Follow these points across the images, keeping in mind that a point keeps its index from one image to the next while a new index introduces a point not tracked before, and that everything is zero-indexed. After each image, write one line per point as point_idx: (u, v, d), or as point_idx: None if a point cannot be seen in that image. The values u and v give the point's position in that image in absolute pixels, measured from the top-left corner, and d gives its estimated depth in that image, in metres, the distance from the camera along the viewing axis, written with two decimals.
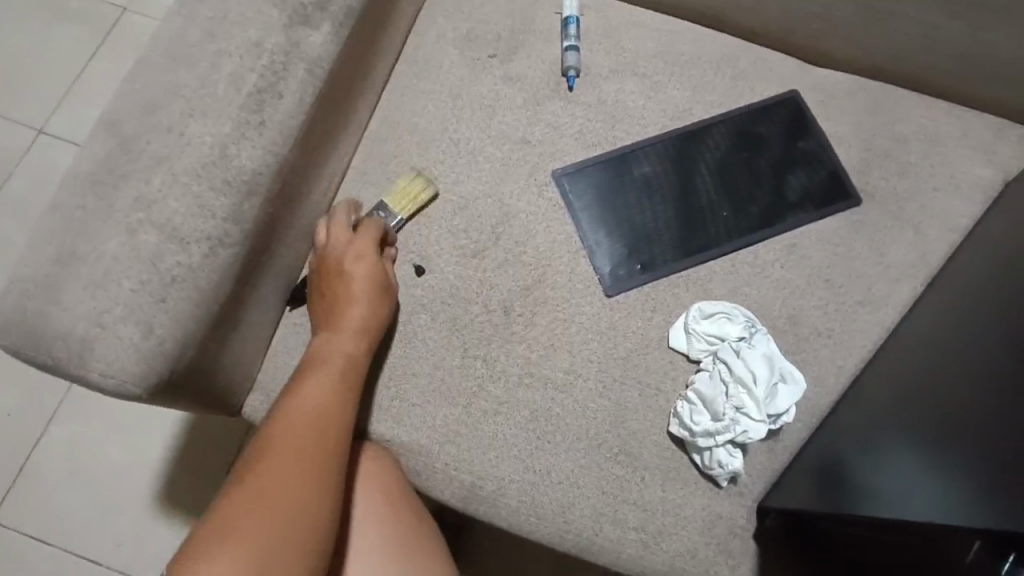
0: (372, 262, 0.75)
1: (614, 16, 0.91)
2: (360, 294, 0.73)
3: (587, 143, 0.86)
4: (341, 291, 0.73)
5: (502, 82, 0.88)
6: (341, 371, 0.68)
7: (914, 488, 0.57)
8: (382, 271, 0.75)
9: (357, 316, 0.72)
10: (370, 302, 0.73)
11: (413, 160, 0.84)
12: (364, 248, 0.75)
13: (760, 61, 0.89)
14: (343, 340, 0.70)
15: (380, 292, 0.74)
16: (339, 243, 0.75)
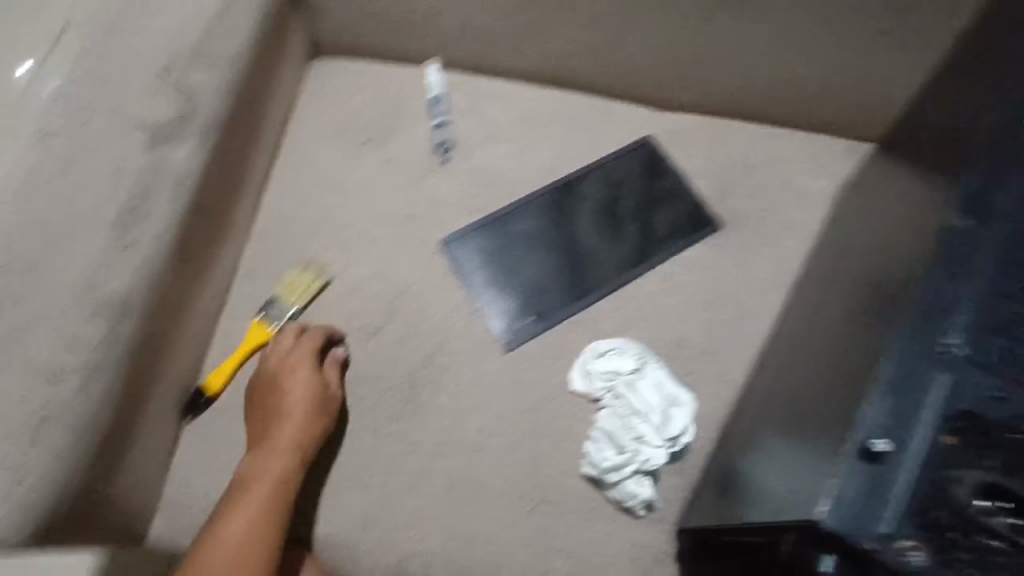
0: (312, 376, 0.77)
1: (480, 90, 0.97)
2: (296, 410, 0.74)
3: (469, 209, 0.91)
4: (279, 407, 0.74)
5: (378, 165, 0.93)
6: (270, 492, 0.69)
7: (767, 484, 0.60)
8: (324, 384, 0.77)
9: (292, 432, 0.73)
10: (306, 417, 0.74)
11: (302, 252, 0.87)
12: (303, 362, 0.77)
13: (615, 112, 0.97)
14: (276, 455, 0.71)
15: (321, 404, 0.76)
16: (280, 357, 0.77)
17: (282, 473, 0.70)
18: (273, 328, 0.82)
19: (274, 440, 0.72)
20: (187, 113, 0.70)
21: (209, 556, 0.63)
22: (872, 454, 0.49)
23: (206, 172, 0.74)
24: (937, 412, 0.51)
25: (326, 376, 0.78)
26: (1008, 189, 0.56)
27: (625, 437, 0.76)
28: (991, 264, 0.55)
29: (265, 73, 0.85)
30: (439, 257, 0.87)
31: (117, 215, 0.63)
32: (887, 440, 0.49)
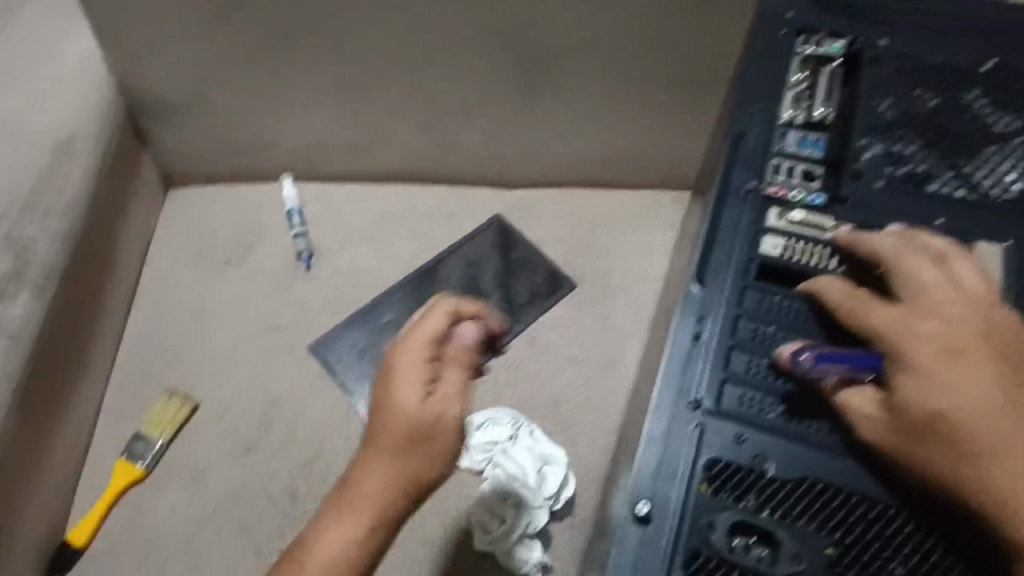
0: (419, 401, 0.52)
1: (333, 197, 1.04)
2: (388, 447, 0.52)
3: (335, 310, 0.94)
4: (393, 434, 0.52)
5: (241, 283, 0.95)
6: (340, 563, 0.53)
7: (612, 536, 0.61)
8: (438, 414, 0.52)
9: (380, 482, 0.52)
10: (403, 462, 0.52)
11: (168, 382, 0.89)
12: (421, 376, 0.53)
13: (465, 199, 1.06)
14: (354, 509, 0.53)
15: (425, 445, 0.52)
16: (391, 360, 0.54)
17: (358, 542, 0.53)
18: (142, 467, 0.84)
19: (363, 487, 0.53)
20: (21, 266, 0.72)
21: None
22: (640, 517, 0.50)
23: (48, 324, 0.75)
24: (689, 470, 0.51)
25: (448, 398, 0.53)
26: (724, 239, 0.57)
27: (507, 506, 0.80)
28: (723, 317, 0.55)
29: (111, 215, 0.88)
30: (312, 357, 0.91)
31: None
32: (649, 501, 0.50)
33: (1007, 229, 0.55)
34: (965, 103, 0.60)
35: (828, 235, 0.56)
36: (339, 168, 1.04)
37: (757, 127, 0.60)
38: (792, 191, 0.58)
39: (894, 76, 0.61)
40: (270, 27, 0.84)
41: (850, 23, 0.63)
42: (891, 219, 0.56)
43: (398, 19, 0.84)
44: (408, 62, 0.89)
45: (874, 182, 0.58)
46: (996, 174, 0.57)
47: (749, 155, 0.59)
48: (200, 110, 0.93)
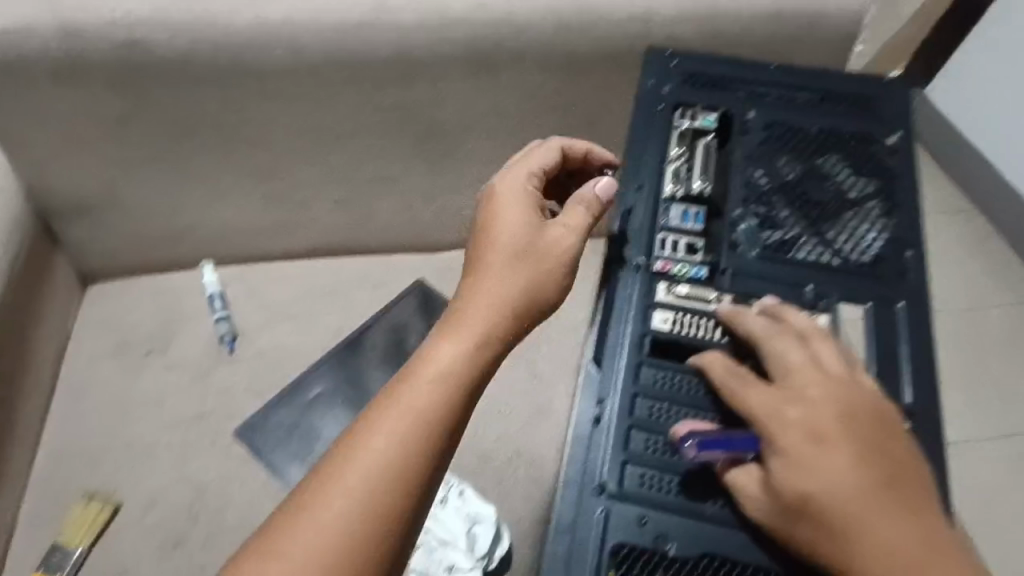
0: (531, 225, 0.59)
1: (255, 276, 1.05)
2: (499, 259, 0.57)
3: (259, 391, 0.94)
4: (512, 250, 0.58)
5: (161, 372, 0.94)
6: (451, 371, 0.51)
7: None
8: (552, 239, 0.59)
9: (496, 290, 0.56)
10: (518, 269, 0.57)
11: (87, 483, 0.87)
12: (530, 206, 0.60)
13: (389, 266, 1.08)
14: (473, 315, 0.54)
15: (539, 264, 0.58)
16: (499, 194, 0.61)
17: (468, 356, 0.52)
18: None
19: (476, 303, 0.55)
20: None
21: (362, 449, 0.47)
22: None
23: None
24: (597, 559, 0.52)
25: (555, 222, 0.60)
26: (619, 316, 0.59)
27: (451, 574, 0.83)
28: (622, 396, 0.56)
29: (22, 320, 0.88)
30: (239, 441, 0.90)
31: None
32: None
33: (868, 289, 0.59)
34: (823, 171, 0.65)
35: (712, 307, 0.59)
36: (258, 248, 1.05)
37: (642, 203, 0.63)
38: (678, 265, 0.60)
39: (761, 147, 0.65)
40: (172, 126, 0.89)
41: (717, 101, 0.67)
42: (765, 286, 0.60)
43: (294, 110, 0.90)
44: (311, 147, 0.95)
45: (748, 252, 0.61)
46: (855, 236, 0.62)
47: (636, 232, 0.62)
48: (112, 208, 0.95)
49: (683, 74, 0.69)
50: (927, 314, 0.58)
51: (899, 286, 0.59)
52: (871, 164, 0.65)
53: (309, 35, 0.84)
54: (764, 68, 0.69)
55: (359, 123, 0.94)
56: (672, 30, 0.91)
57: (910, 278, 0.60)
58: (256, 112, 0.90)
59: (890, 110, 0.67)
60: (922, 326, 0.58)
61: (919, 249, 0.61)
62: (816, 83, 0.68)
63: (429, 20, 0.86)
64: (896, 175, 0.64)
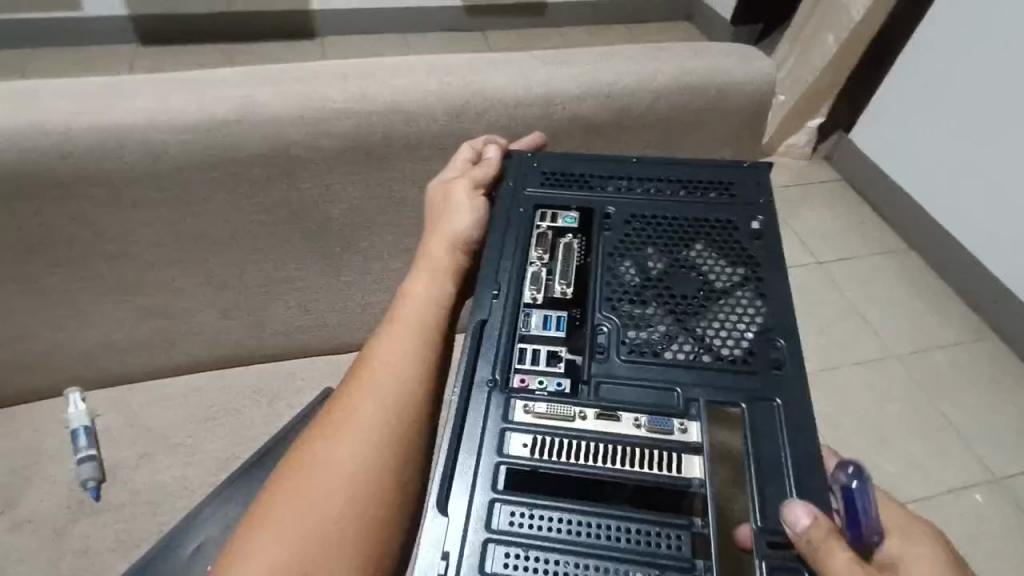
0: (444, 187, 0.71)
1: (134, 400, 0.92)
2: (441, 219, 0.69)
3: (130, 546, 0.79)
4: (433, 213, 0.71)
5: (12, 533, 0.79)
6: (420, 315, 0.62)
7: None
8: (455, 189, 0.70)
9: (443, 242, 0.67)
10: (455, 216, 0.68)
11: None
12: (452, 172, 0.73)
13: (291, 375, 0.96)
14: (431, 268, 0.66)
15: (446, 218, 0.69)
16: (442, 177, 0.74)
17: (433, 294, 0.63)
18: None
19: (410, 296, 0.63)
20: None
21: (354, 394, 0.56)
22: None
23: None
24: None
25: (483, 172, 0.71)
26: (465, 444, 0.50)
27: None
28: (469, 543, 0.46)
29: None
30: None
31: None
32: None
33: (743, 386, 0.53)
34: (687, 261, 0.62)
35: (578, 424, 0.52)
36: (139, 370, 0.94)
37: (501, 309, 0.58)
38: (537, 379, 0.55)
39: (624, 241, 0.64)
40: (20, 245, 0.79)
41: (581, 199, 0.67)
42: (631, 393, 0.54)
43: (163, 215, 0.82)
44: (186, 252, 0.86)
45: (615, 357, 0.56)
46: (725, 329, 0.57)
47: (493, 342, 0.56)
48: None
49: (547, 176, 0.69)
50: (810, 414, 0.51)
51: (774, 382, 0.54)
52: (735, 250, 0.63)
53: (174, 138, 0.78)
54: (626, 164, 0.70)
55: (239, 224, 0.86)
56: (572, 112, 0.89)
57: (785, 370, 0.54)
58: (119, 221, 0.81)
59: (745, 195, 0.67)
60: (807, 425, 0.51)
61: (791, 339, 0.56)
62: (669, 173, 0.69)
63: (310, 112, 0.81)
64: (762, 260, 0.62)
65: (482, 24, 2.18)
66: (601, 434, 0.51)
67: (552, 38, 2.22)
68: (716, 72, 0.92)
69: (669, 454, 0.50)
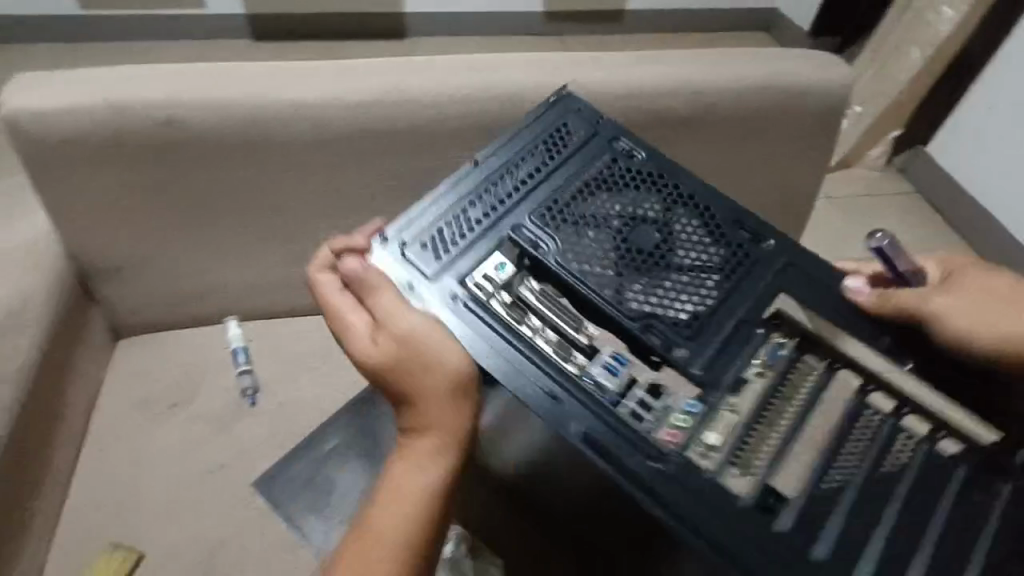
0: (365, 337, 0.62)
1: (277, 330, 1.10)
2: (398, 376, 0.61)
3: (280, 443, 0.97)
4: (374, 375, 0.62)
5: (188, 424, 0.98)
6: (410, 491, 0.59)
7: None
8: (389, 338, 0.61)
9: (412, 407, 0.61)
10: (408, 376, 0.61)
11: (111, 534, 0.88)
12: (355, 318, 0.64)
13: None
14: (410, 432, 0.61)
15: (418, 358, 0.60)
16: (358, 325, 0.63)
17: (420, 465, 0.59)
18: None
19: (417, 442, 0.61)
20: None
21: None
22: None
23: None
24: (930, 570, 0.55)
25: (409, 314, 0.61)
26: (690, 482, 0.57)
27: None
28: (801, 545, 0.55)
29: (57, 371, 0.91)
30: (257, 494, 0.92)
31: None
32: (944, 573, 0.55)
33: (761, 287, 0.68)
34: (629, 215, 0.71)
35: (737, 414, 0.61)
36: (281, 306, 1.11)
37: (571, 398, 0.60)
38: (671, 421, 0.60)
39: (564, 227, 0.69)
40: (207, 195, 0.96)
41: (492, 228, 0.68)
42: (729, 375, 0.62)
43: (319, 176, 0.98)
44: (333, 209, 1.02)
45: (681, 347, 0.63)
46: (696, 246, 0.70)
47: (602, 422, 0.59)
48: (143, 266, 1.00)
49: (422, 243, 0.67)
50: (806, 252, 0.70)
51: (770, 264, 0.69)
52: (638, 179, 0.74)
53: (336, 111, 0.93)
54: (483, 179, 0.72)
55: (377, 186, 1.01)
56: (664, 104, 1.01)
57: (765, 239, 0.71)
58: (283, 179, 0.97)
59: (587, 131, 0.77)
60: (819, 264, 0.69)
61: (773, 235, 0.71)
62: (522, 150, 0.75)
63: (446, 95, 0.95)
64: (657, 168, 0.75)
65: (564, 29, 2.32)
66: (755, 404, 0.62)
67: (630, 44, 2.33)
68: (801, 73, 1.02)
69: (795, 377, 0.64)
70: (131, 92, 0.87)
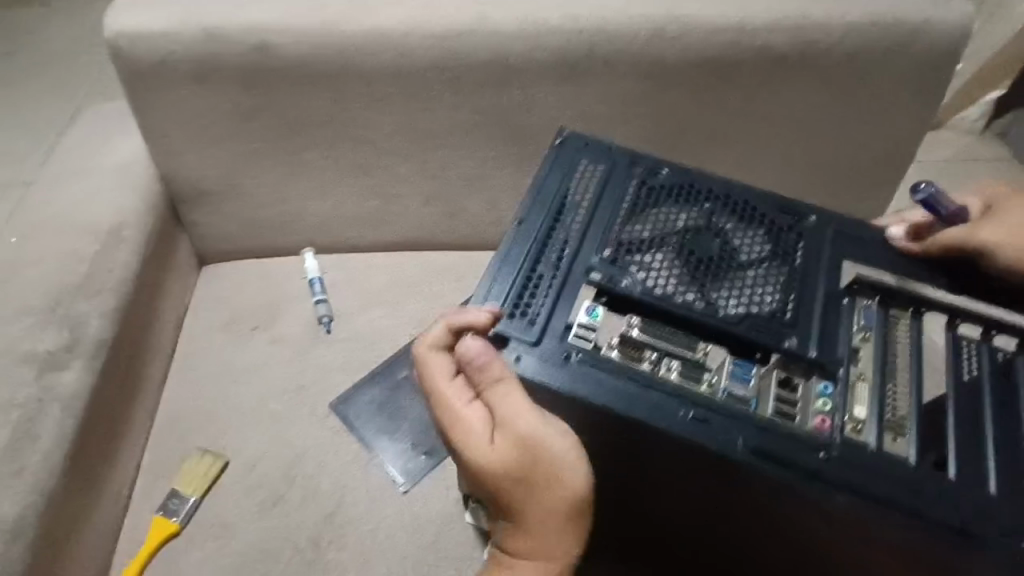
0: (483, 443, 0.59)
1: (351, 265, 1.13)
2: (521, 480, 0.59)
3: (353, 370, 1.00)
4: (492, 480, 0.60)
5: (268, 346, 1.02)
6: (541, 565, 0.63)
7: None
8: (513, 446, 0.58)
9: (533, 506, 0.60)
10: (533, 485, 0.59)
11: (199, 441, 0.93)
12: (469, 413, 0.61)
13: (472, 264, 1.14)
14: (530, 521, 0.61)
15: (543, 470, 0.59)
16: (469, 427, 0.60)
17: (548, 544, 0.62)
18: (177, 521, 0.85)
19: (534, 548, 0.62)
20: (75, 339, 0.81)
21: None
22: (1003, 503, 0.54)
23: (97, 393, 0.82)
24: None
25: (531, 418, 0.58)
26: (844, 449, 0.56)
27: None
28: (960, 475, 0.56)
29: (151, 288, 0.96)
30: (333, 415, 0.96)
31: (10, 440, 0.72)
32: None
33: (826, 262, 0.68)
34: (682, 228, 0.69)
35: (867, 382, 0.60)
36: (355, 241, 1.13)
37: (708, 411, 0.58)
38: (817, 408, 0.59)
39: (627, 258, 0.66)
40: (291, 124, 0.97)
41: (567, 279, 0.65)
42: (841, 347, 0.62)
43: (398, 109, 0.97)
44: (409, 144, 1.01)
45: (793, 339, 0.62)
46: (748, 246, 0.69)
47: (741, 417, 0.58)
48: (229, 193, 1.03)
49: (510, 312, 0.63)
50: (832, 222, 0.70)
51: (819, 240, 0.69)
52: (671, 195, 0.71)
53: (419, 41, 0.92)
54: (538, 235, 0.68)
55: (455, 121, 0.99)
56: (762, 42, 0.94)
57: (800, 217, 0.70)
58: (364, 112, 0.97)
59: (581, 162, 0.73)
60: (857, 227, 0.70)
61: (813, 211, 0.71)
62: (542, 205, 0.70)
63: (530, 28, 0.92)
64: (683, 180, 0.72)
65: None
66: (879, 366, 0.61)
67: None
68: (917, 10, 0.93)
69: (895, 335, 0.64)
70: (224, 16, 0.89)
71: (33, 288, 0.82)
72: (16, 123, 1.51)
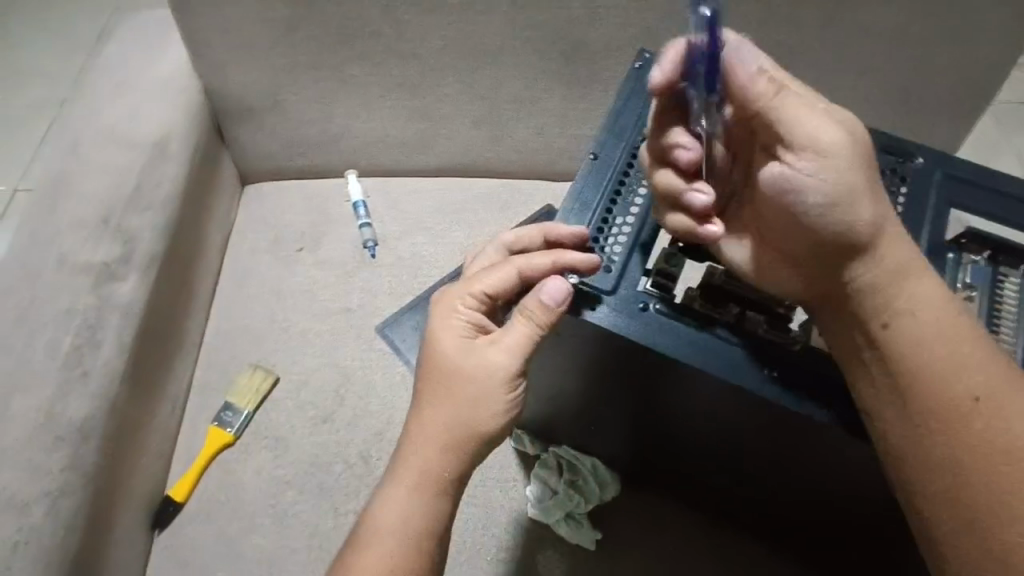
0: (462, 341, 0.58)
1: (394, 190, 1.10)
2: (457, 385, 0.57)
3: (399, 295, 1.00)
4: (432, 375, 0.58)
5: (315, 268, 1.02)
6: (427, 476, 0.57)
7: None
8: (475, 357, 0.57)
9: (451, 412, 0.56)
10: (468, 395, 0.56)
11: (250, 357, 0.94)
12: (470, 317, 0.58)
13: (517, 192, 1.11)
14: (439, 427, 0.57)
15: (486, 383, 0.56)
16: (456, 325, 0.58)
17: (443, 457, 0.57)
18: (232, 432, 0.88)
19: (412, 446, 0.57)
20: (130, 251, 0.81)
21: (363, 556, 0.55)
22: None
23: (151, 307, 0.82)
24: None
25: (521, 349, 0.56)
26: None
27: (590, 481, 0.81)
28: None
29: (198, 205, 0.95)
30: (380, 339, 0.96)
31: (72, 346, 0.72)
32: None
33: (932, 210, 0.59)
34: None
35: None
36: (398, 164, 1.10)
37: (785, 371, 0.55)
38: None
39: None
40: (339, 38, 0.93)
41: (644, 222, 0.61)
42: None
43: (450, 22, 0.92)
44: (459, 62, 0.96)
45: None
46: None
47: (824, 380, 0.55)
48: (275, 109, 1.00)
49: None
50: (942, 161, 0.61)
51: (926, 187, 0.60)
52: None
53: None
54: (614, 171, 0.62)
55: (509, 37, 0.93)
56: None
57: (903, 158, 0.61)
58: (415, 22, 0.91)
59: None
60: (970, 165, 0.61)
61: (920, 151, 0.61)
62: (619, 137, 0.64)
63: None
64: None
65: None
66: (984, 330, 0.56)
67: None
68: None
69: (1003, 289, 0.58)
70: None
71: (86, 197, 0.81)
72: (51, 35, 1.48)
